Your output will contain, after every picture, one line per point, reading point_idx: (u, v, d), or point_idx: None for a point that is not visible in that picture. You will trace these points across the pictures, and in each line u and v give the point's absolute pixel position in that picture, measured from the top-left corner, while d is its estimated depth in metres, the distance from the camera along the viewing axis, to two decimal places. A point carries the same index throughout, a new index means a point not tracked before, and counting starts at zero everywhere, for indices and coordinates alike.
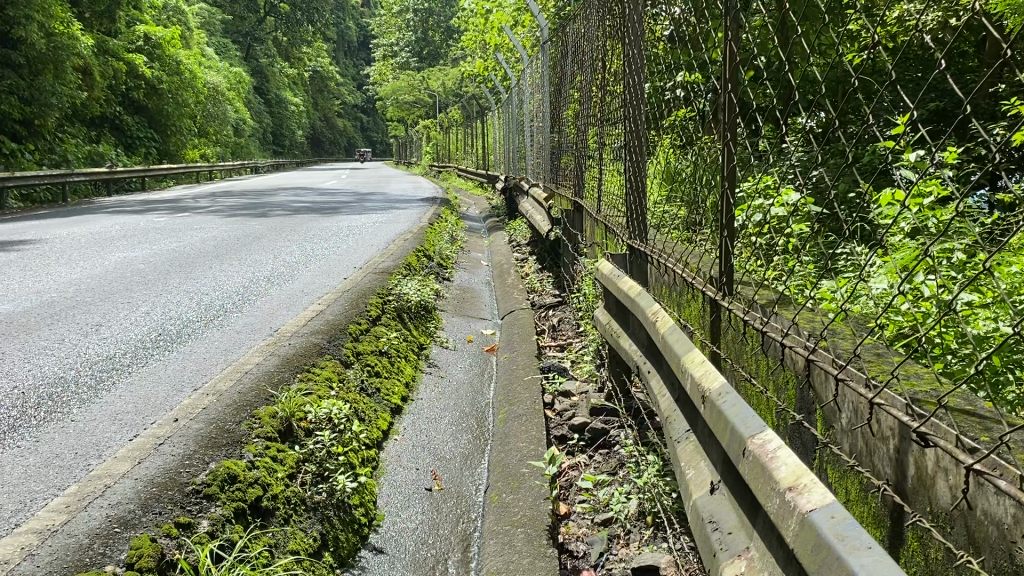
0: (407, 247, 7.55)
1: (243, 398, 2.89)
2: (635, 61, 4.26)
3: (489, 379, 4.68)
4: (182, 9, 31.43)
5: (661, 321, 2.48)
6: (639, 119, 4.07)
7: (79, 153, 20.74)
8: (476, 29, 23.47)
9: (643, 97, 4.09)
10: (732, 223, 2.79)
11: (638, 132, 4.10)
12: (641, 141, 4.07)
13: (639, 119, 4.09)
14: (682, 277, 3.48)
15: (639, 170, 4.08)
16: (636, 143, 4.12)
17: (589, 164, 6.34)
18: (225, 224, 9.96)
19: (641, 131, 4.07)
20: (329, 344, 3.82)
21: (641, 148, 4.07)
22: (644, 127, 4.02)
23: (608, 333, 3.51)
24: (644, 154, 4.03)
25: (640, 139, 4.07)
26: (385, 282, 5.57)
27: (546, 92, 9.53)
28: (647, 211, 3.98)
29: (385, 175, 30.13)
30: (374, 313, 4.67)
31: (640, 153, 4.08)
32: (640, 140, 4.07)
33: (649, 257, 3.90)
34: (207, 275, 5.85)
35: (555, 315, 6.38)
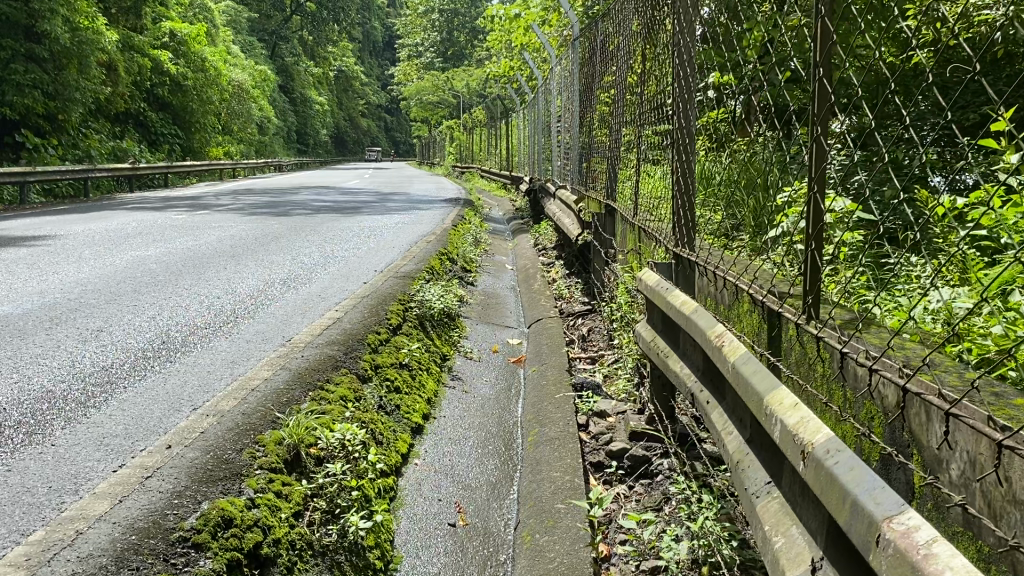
0: (429, 249, 7.24)
1: (246, 421, 2.57)
2: (684, 55, 3.71)
3: (516, 394, 4.34)
4: (208, 6, 31.36)
5: (729, 346, 2.13)
6: (686, 116, 3.71)
7: (103, 149, 20.65)
8: (502, 29, 23.23)
9: (693, 92, 3.68)
10: (820, 234, 2.41)
11: (685, 130, 3.74)
12: (688, 140, 3.71)
13: (687, 116, 3.73)
14: (736, 288, 3.11)
15: (686, 170, 3.71)
16: (683, 143, 3.75)
17: (623, 166, 6.00)
18: (244, 222, 9.70)
19: (689, 130, 3.71)
20: (344, 357, 3.49)
21: (688, 148, 3.71)
22: (693, 123, 3.66)
23: (653, 351, 3.15)
24: (693, 154, 3.66)
25: (687, 138, 3.71)
26: (407, 286, 5.25)
27: (574, 91, 9.19)
28: (695, 214, 3.62)
29: (408, 176, 29.89)
30: (394, 321, 4.34)
31: (686, 154, 3.72)
32: (688, 139, 3.71)
33: (697, 266, 3.53)
34: (221, 277, 5.55)
35: (585, 325, 6.04)
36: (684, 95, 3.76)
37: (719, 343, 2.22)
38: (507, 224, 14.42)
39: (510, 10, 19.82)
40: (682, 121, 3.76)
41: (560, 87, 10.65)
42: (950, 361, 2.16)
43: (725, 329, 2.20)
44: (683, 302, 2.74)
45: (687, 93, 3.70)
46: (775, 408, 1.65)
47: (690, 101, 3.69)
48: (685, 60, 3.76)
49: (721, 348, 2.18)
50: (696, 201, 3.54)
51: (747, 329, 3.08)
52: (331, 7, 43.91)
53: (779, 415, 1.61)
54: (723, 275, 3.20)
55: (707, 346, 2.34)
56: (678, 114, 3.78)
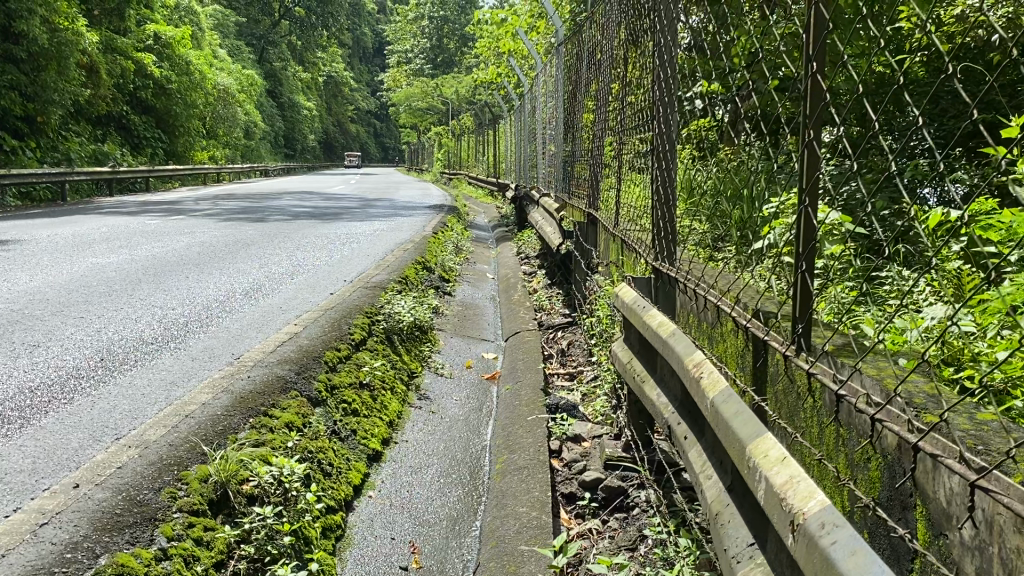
0: (405, 258, 6.99)
1: (171, 454, 2.31)
2: (665, 56, 3.46)
3: (487, 414, 4.08)
4: (194, 9, 31.06)
5: (707, 378, 1.88)
6: (668, 121, 3.45)
7: (83, 151, 20.28)
8: (491, 36, 23.05)
9: (675, 95, 3.44)
10: (812, 253, 2.13)
11: (664, 136, 3.48)
12: (670, 146, 3.45)
13: (667, 121, 3.47)
14: (717, 308, 2.86)
15: (666, 177, 3.46)
16: (663, 151, 3.50)
17: (606, 174, 5.75)
18: (218, 228, 9.43)
19: (670, 135, 3.45)
20: (295, 378, 3.23)
21: (669, 154, 3.46)
22: (674, 129, 3.41)
23: (628, 374, 2.90)
24: (673, 161, 3.41)
25: (668, 144, 3.46)
26: (376, 298, 4.98)
27: (560, 98, 8.95)
28: (676, 225, 3.36)
29: (393, 181, 29.64)
30: (357, 336, 4.07)
31: (667, 160, 3.47)
32: (669, 144, 3.45)
33: (677, 282, 3.29)
34: (181, 286, 5.29)
35: (565, 338, 5.78)
36: (664, 99, 3.50)
37: (696, 372, 1.97)
38: (492, 232, 14.16)
39: (498, 16, 19.59)
40: (662, 125, 3.51)
41: (546, 93, 10.42)
42: (957, 396, 1.91)
43: (704, 358, 1.94)
44: (660, 321, 2.49)
45: (668, 96, 3.45)
46: (759, 460, 1.40)
47: (671, 103, 3.43)
48: (667, 61, 3.51)
49: (698, 379, 1.93)
50: (677, 212, 3.29)
51: (732, 353, 2.82)
52: (320, 12, 43.68)
53: (764, 471, 1.36)
54: (706, 293, 2.95)
55: (684, 374, 2.08)
56: (659, 119, 3.52)
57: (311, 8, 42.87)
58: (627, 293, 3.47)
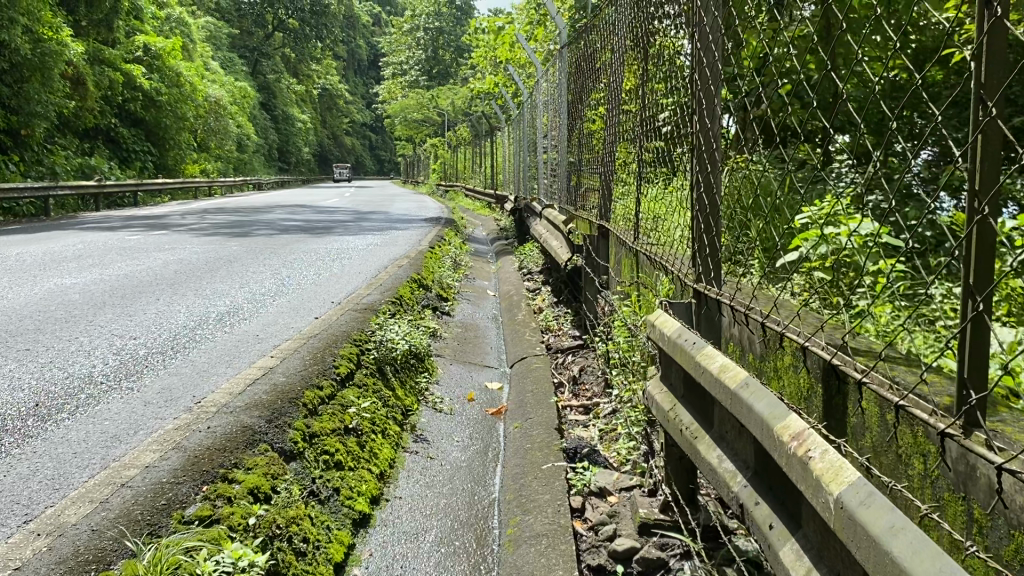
0: (400, 275, 6.46)
1: (91, 546, 1.78)
2: (705, 38, 2.83)
3: (494, 458, 3.53)
4: (186, 21, 30.58)
5: (821, 460, 1.37)
6: (706, 116, 2.83)
7: (69, 165, 19.73)
8: (486, 45, 22.59)
9: (715, 85, 2.80)
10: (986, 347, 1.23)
11: (702, 136, 2.88)
12: (710, 147, 2.83)
13: (703, 115, 2.87)
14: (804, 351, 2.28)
15: (705, 183, 2.85)
16: (701, 152, 2.88)
17: (619, 183, 5.21)
18: (200, 244, 8.89)
19: (710, 134, 2.84)
20: (265, 428, 2.69)
21: (708, 156, 2.84)
22: (713, 127, 2.80)
23: (671, 422, 2.37)
24: (713, 164, 2.80)
25: (707, 143, 2.85)
26: (365, 322, 4.43)
27: (562, 102, 8.40)
28: (721, 243, 2.76)
29: (389, 194, 29.11)
30: (343, 370, 3.52)
31: (705, 163, 2.86)
32: (709, 143, 2.83)
33: (725, 310, 2.74)
34: (148, 310, 4.75)
35: (576, 363, 5.24)
36: (701, 88, 2.89)
37: (796, 446, 1.46)
38: (490, 245, 13.61)
39: (493, 24, 19.06)
40: (699, 121, 2.90)
41: (546, 100, 9.88)
42: None
43: (808, 432, 1.43)
44: (720, 364, 1.97)
45: (705, 87, 2.84)
46: None
47: (711, 94, 2.82)
48: (705, 43, 2.88)
49: (803, 459, 1.42)
50: (724, 227, 2.69)
51: (815, 404, 2.27)
52: (313, 23, 43.31)
53: None
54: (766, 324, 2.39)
55: (771, 446, 1.57)
56: (696, 114, 2.91)
57: (305, 20, 42.49)
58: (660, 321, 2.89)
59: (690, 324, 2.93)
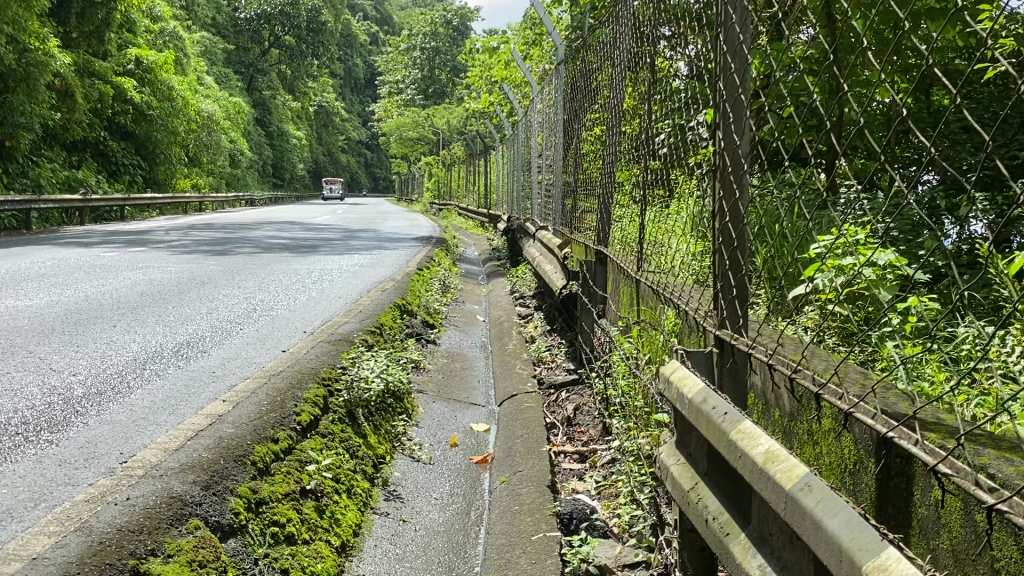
0: (383, 300, 6.03)
1: None
2: (737, 38, 2.29)
3: (477, 521, 3.09)
4: (181, 35, 30.15)
5: None
6: (734, 131, 2.29)
7: (54, 178, 19.25)
8: (482, 64, 22.31)
9: (747, 95, 2.27)
10: None
11: (728, 154, 2.35)
12: (737, 167, 2.29)
13: (729, 128, 2.34)
14: (850, 418, 1.82)
15: (730, 210, 2.31)
16: (727, 173, 2.34)
17: (619, 208, 4.80)
18: (176, 262, 8.45)
19: (739, 152, 2.29)
20: (199, 497, 2.22)
21: (734, 178, 2.30)
22: (740, 142, 2.26)
23: (692, 504, 1.91)
24: (740, 187, 2.26)
25: (733, 163, 2.31)
26: (337, 357, 3.97)
27: (558, 120, 7.98)
28: (748, 285, 2.25)
29: (382, 211, 28.67)
30: (305, 418, 3.07)
31: (731, 185, 2.33)
32: (737, 164, 2.29)
33: (751, 363, 2.27)
34: (98, 338, 4.31)
35: (571, 401, 4.78)
36: (729, 96, 2.35)
37: None
38: (482, 266, 13.15)
39: (489, 41, 18.71)
40: (724, 135, 2.37)
41: (542, 118, 9.48)
42: None
43: None
44: (764, 450, 1.53)
45: (733, 96, 2.31)
46: None
47: (741, 104, 2.28)
48: (733, 43, 2.36)
49: None
50: (749, 265, 2.18)
51: (867, 481, 1.82)
52: (310, 40, 43.04)
53: None
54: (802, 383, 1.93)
55: None
56: (722, 129, 2.39)
57: (301, 36, 42.25)
58: (671, 372, 2.41)
59: (707, 374, 2.44)
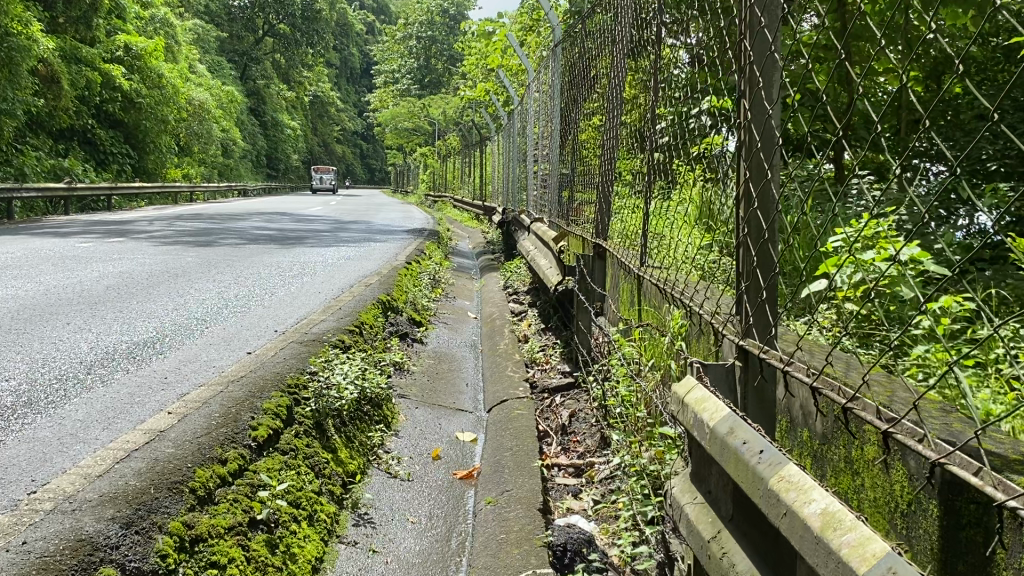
0: (366, 296, 5.65)
1: None
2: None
3: (458, 551, 2.71)
4: (173, 22, 29.60)
5: None
6: (763, 99, 1.84)
7: (39, 166, 18.75)
8: (478, 53, 21.90)
9: (778, 55, 1.82)
10: None
11: (755, 126, 1.90)
12: (766, 145, 1.85)
13: (757, 95, 1.89)
14: (909, 453, 1.42)
15: (759, 195, 1.87)
16: (753, 151, 1.91)
17: (617, 199, 4.43)
18: (154, 254, 8.06)
19: (769, 125, 1.85)
20: (115, 539, 1.85)
21: (762, 159, 1.86)
22: (771, 111, 1.81)
23: (717, 559, 1.54)
24: (771, 167, 1.81)
25: (762, 138, 1.86)
26: (306, 360, 3.58)
27: (554, 108, 7.60)
28: (777, 289, 1.83)
29: (376, 203, 28.24)
30: (261, 434, 2.68)
31: (759, 166, 1.89)
32: (766, 139, 1.85)
33: (777, 379, 1.87)
34: (46, 336, 3.92)
35: (565, 407, 4.41)
36: (757, 55, 1.89)
37: None
38: (476, 260, 12.78)
39: (485, 29, 18.29)
40: (750, 103, 1.91)
41: (539, 108, 9.10)
42: None
43: None
44: (820, 511, 1.16)
45: (762, 56, 1.86)
46: None
47: (770, 67, 1.83)
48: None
49: None
50: (780, 265, 1.76)
51: (928, 531, 1.42)
52: (304, 29, 42.51)
53: None
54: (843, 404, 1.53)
55: None
56: (746, 97, 1.94)
57: (295, 25, 41.74)
58: (686, 391, 2.01)
59: (729, 391, 2.04)
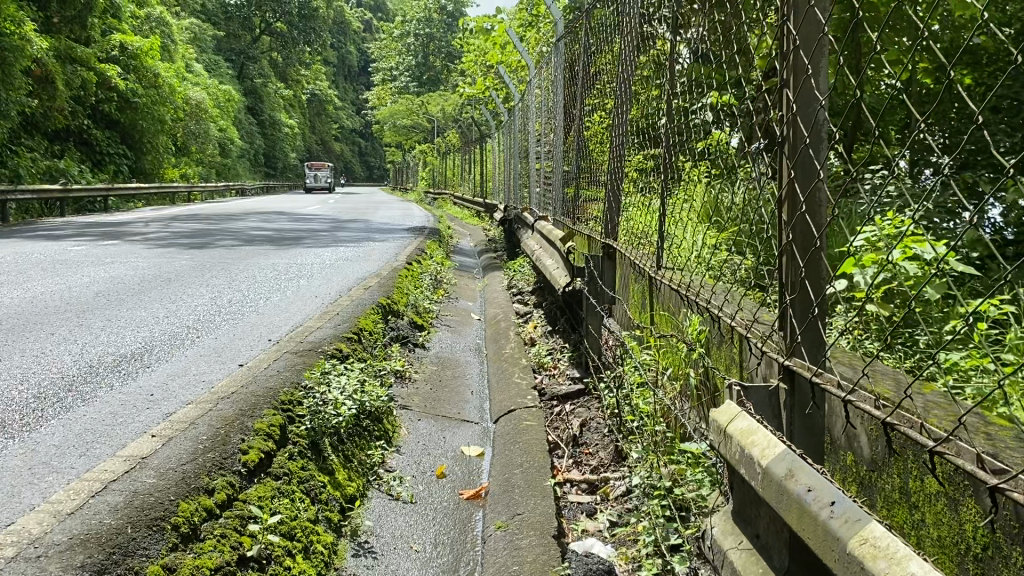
0: (365, 300, 5.44)
1: None
2: None
3: None
4: (169, 21, 29.33)
5: None
6: (811, 89, 1.63)
7: (35, 167, 18.50)
8: (477, 50, 21.70)
9: (828, 41, 1.60)
10: None
11: (799, 120, 1.69)
12: (813, 142, 1.64)
13: (803, 84, 1.67)
14: (1000, 499, 1.21)
15: (806, 197, 1.65)
16: (796, 148, 1.70)
17: (625, 199, 4.23)
18: (148, 257, 7.84)
19: (817, 119, 1.63)
20: None
21: (808, 158, 1.66)
22: (821, 102, 1.59)
23: None
24: (821, 165, 1.59)
25: (808, 133, 1.65)
26: (300, 373, 3.36)
27: (556, 103, 7.37)
28: (826, 306, 1.63)
29: (376, 202, 28.05)
30: (252, 458, 2.47)
31: (805, 164, 1.67)
32: (815, 136, 1.63)
33: (826, 405, 1.67)
34: (26, 349, 3.70)
35: (575, 416, 4.21)
36: (804, 39, 1.66)
37: None
38: (477, 259, 12.57)
39: (483, 25, 18.08)
40: (795, 93, 1.69)
41: (540, 104, 8.87)
42: None
43: None
44: None
45: (809, 40, 1.64)
46: None
47: (819, 53, 1.62)
48: None
49: None
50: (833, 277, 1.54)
51: None
52: (302, 27, 42.25)
53: None
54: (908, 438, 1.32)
55: None
56: (789, 86, 1.73)
57: (293, 23, 41.49)
58: (726, 419, 1.80)
59: (772, 417, 1.83)
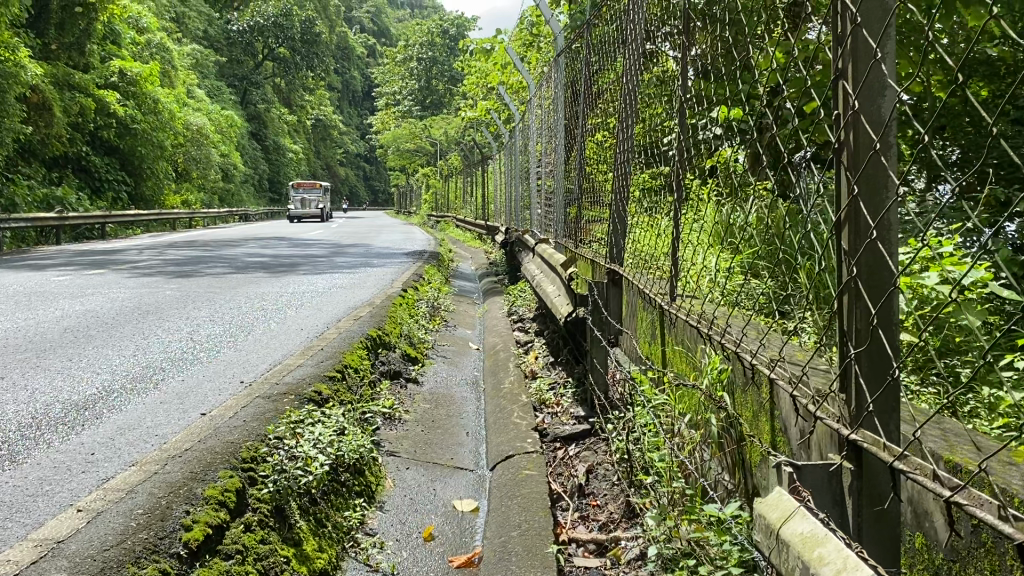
0: (353, 332, 5.06)
1: None
2: None
3: None
4: (170, 47, 29.07)
5: None
6: (880, 81, 1.27)
7: (31, 196, 18.17)
8: (479, 71, 21.41)
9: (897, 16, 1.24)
10: None
11: (861, 121, 1.32)
12: (884, 150, 1.27)
13: (866, 75, 1.31)
14: None
15: (877, 222, 1.28)
16: (861, 156, 1.33)
17: (630, 223, 3.85)
18: (131, 287, 7.48)
19: (886, 119, 1.27)
20: None
21: (879, 169, 1.29)
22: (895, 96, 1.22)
23: None
24: (898, 178, 1.23)
25: (877, 137, 1.28)
26: (267, 423, 2.98)
27: (557, 121, 6.99)
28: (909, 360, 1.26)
29: (379, 225, 27.73)
30: (195, 536, 2.07)
31: (874, 177, 1.31)
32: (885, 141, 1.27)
33: (911, 496, 1.29)
34: None
35: (580, 461, 3.82)
36: (865, 17, 1.29)
37: None
38: (478, 283, 12.16)
39: (485, 45, 17.79)
40: (855, 87, 1.32)
41: (541, 123, 8.49)
42: None
43: None
44: None
45: (873, 19, 1.28)
46: None
47: (887, 34, 1.25)
48: None
49: None
50: None
51: None
52: (304, 52, 42.10)
53: None
54: None
55: None
56: (845, 79, 1.36)
57: (295, 49, 41.33)
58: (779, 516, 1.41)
59: (834, 507, 1.44)
